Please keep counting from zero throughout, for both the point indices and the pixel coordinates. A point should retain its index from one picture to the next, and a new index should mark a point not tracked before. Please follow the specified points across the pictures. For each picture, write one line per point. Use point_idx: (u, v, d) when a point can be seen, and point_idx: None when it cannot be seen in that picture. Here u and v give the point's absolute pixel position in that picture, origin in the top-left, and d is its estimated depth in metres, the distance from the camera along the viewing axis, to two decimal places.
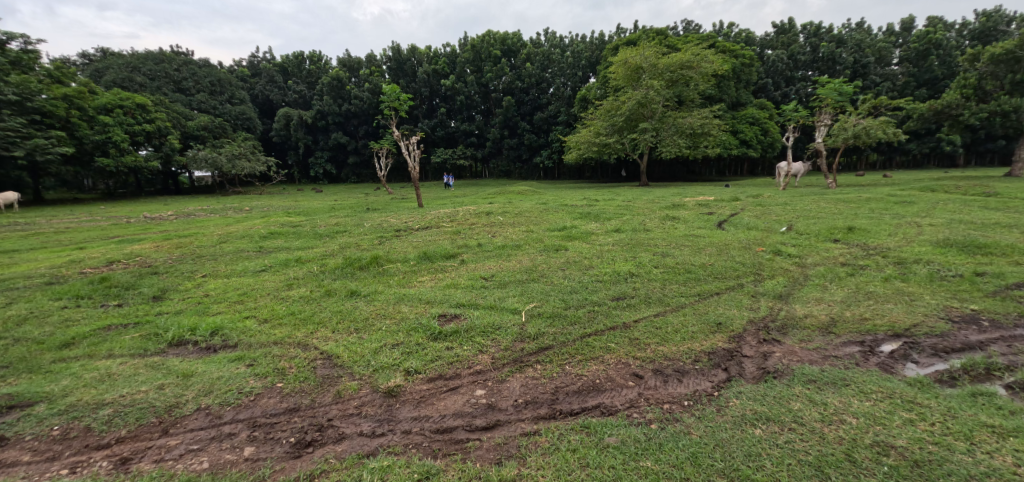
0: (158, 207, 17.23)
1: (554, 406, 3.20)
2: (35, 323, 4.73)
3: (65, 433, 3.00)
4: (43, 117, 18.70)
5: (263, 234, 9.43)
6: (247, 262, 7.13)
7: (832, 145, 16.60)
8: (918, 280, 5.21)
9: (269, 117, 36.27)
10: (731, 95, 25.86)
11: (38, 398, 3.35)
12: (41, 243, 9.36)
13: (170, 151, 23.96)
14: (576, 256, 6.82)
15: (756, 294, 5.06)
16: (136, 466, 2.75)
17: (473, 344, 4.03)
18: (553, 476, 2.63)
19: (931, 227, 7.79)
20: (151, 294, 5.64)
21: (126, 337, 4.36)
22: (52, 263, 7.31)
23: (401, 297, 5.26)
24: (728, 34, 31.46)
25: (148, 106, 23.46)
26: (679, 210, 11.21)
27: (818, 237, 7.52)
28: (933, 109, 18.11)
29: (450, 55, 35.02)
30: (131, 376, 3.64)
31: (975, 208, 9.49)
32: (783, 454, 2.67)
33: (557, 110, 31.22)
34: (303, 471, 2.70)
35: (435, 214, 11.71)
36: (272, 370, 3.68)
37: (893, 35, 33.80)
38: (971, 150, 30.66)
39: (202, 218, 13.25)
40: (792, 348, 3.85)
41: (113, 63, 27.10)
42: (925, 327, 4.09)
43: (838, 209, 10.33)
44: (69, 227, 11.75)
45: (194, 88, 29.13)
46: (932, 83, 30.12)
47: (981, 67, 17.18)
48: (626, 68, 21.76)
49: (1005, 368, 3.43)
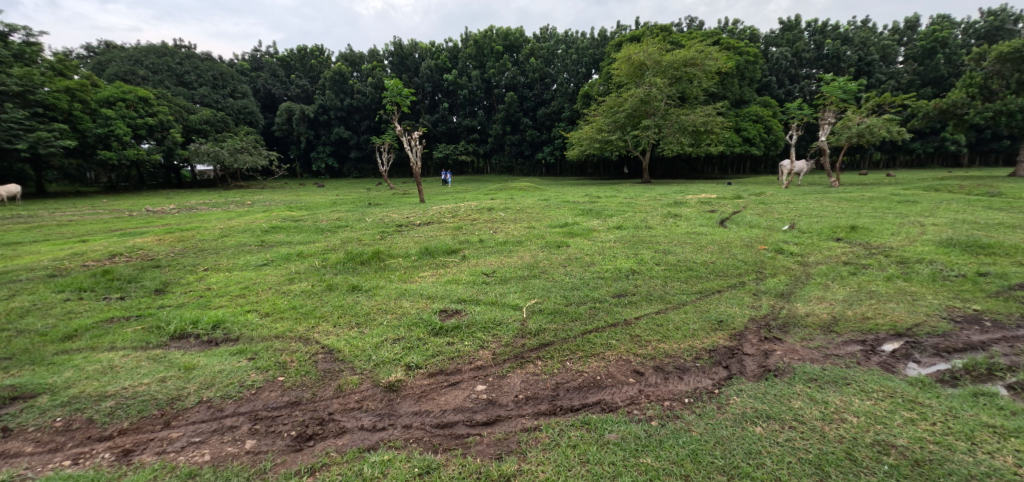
0: (159, 201, 17.26)
1: (554, 402, 3.21)
2: (37, 315, 4.74)
3: (67, 425, 3.01)
4: (46, 110, 18.69)
5: (263, 228, 9.39)
6: (249, 256, 7.15)
7: (835, 143, 16.52)
8: (921, 280, 5.19)
9: (271, 111, 36.20)
10: (734, 92, 25.77)
11: (40, 390, 3.36)
12: (44, 235, 9.40)
13: (172, 144, 23.98)
14: (577, 253, 6.81)
15: (758, 292, 5.05)
16: (137, 458, 2.76)
17: (474, 340, 4.03)
18: (554, 471, 2.64)
19: (934, 227, 7.76)
20: (153, 287, 5.66)
21: (127, 330, 4.36)
22: (55, 255, 7.34)
23: (402, 292, 5.24)
24: (733, 31, 31.35)
25: (151, 99, 23.53)
26: (681, 207, 11.18)
27: (821, 236, 7.48)
28: (939, 108, 18.03)
29: (453, 51, 34.92)
30: (133, 368, 3.65)
31: (982, 209, 9.42)
32: (782, 452, 2.67)
33: (560, 106, 31.16)
34: (305, 465, 2.71)
35: (437, 209, 11.67)
36: (274, 364, 3.69)
37: (899, 33, 33.67)
38: (975, 150, 30.54)
39: (204, 212, 13.26)
40: (793, 347, 3.84)
41: (115, 56, 27.14)
42: (927, 327, 4.07)
43: (841, 207, 10.27)
44: (72, 219, 11.81)
45: (196, 82, 29.09)
46: (938, 82, 29.94)
47: (988, 66, 17.05)
48: (630, 64, 21.68)
49: (1007, 369, 3.43)
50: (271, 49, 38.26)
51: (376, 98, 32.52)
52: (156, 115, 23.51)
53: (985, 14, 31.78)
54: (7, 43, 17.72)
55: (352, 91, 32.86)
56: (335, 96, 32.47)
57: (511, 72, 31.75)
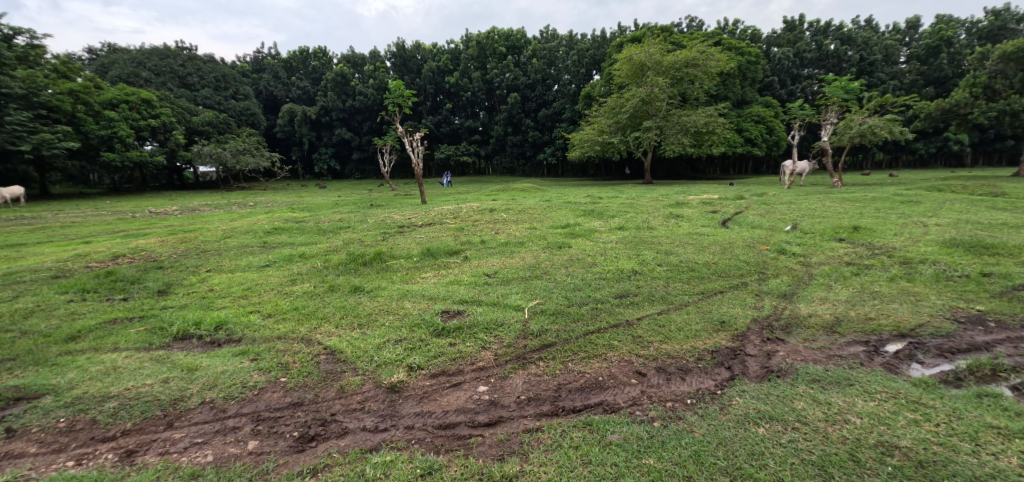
0: (161, 203, 17.32)
1: (556, 403, 3.21)
2: (42, 316, 4.77)
3: (70, 425, 3.02)
4: (49, 112, 18.71)
5: (266, 229, 9.44)
6: (251, 257, 7.21)
7: (838, 143, 16.45)
8: (924, 281, 5.17)
9: (273, 112, 36.34)
10: (736, 92, 25.79)
11: (44, 391, 3.38)
12: (47, 236, 9.47)
13: (174, 146, 24.03)
14: (579, 253, 6.80)
15: (761, 293, 5.04)
16: (141, 458, 2.77)
17: (476, 340, 4.04)
18: (557, 472, 2.63)
19: (937, 227, 7.73)
20: (156, 288, 5.68)
21: (131, 332, 4.37)
22: (59, 256, 7.42)
23: (404, 293, 5.26)
24: (734, 32, 31.39)
25: (153, 101, 23.63)
26: (682, 208, 11.21)
27: (823, 237, 7.47)
28: (942, 109, 17.96)
29: (454, 52, 35.05)
30: (136, 369, 3.67)
31: (986, 209, 9.37)
32: (785, 453, 2.66)
33: (561, 107, 31.27)
34: (307, 466, 2.71)
35: (438, 210, 11.70)
36: (276, 365, 3.70)
37: (901, 33, 33.64)
38: (978, 150, 30.43)
39: (206, 212, 13.47)
40: (795, 347, 3.83)
41: (118, 58, 27.28)
42: (931, 327, 4.06)
43: (844, 208, 10.24)
44: (75, 221, 11.88)
45: (198, 83, 29.25)
46: (941, 82, 29.84)
47: (991, 66, 16.81)
48: (631, 65, 21.65)
49: (1011, 369, 3.42)
50: (274, 51, 38.50)
51: (378, 99, 32.60)
52: (159, 116, 23.61)
53: (988, 13, 31.65)
54: (10, 46, 17.93)
55: (354, 92, 32.93)
56: (336, 98, 32.53)
57: (513, 73, 31.84)
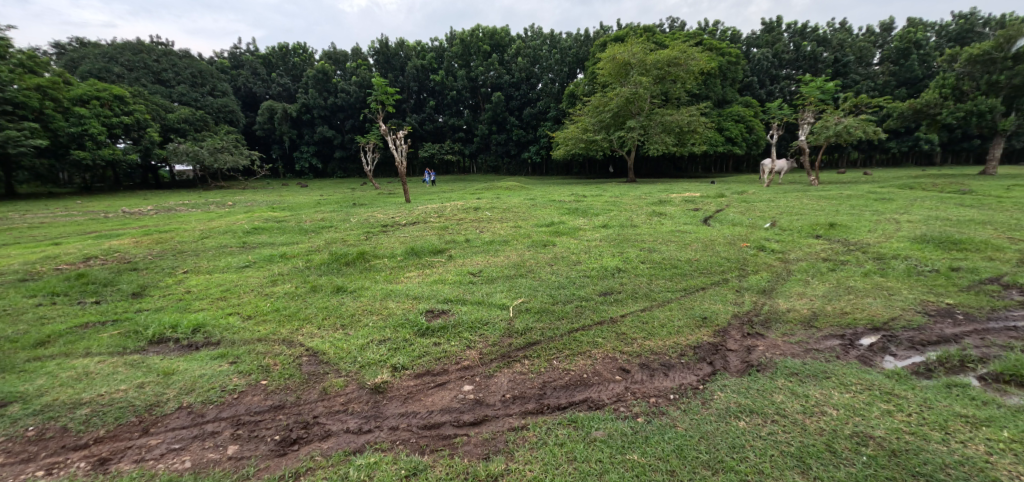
0: (136, 203, 16.80)
1: (541, 400, 3.22)
2: (9, 321, 4.59)
3: (40, 434, 2.92)
4: (15, 107, 18.06)
5: (246, 229, 9.28)
6: (230, 257, 7.06)
7: (815, 143, 16.78)
8: (897, 276, 5.33)
9: (252, 110, 35.59)
10: (717, 92, 26.22)
11: (11, 398, 3.25)
12: (14, 238, 9.11)
13: (149, 144, 23.30)
14: (564, 252, 6.82)
15: (740, 289, 5.13)
16: (114, 466, 2.69)
17: (461, 340, 4.02)
18: (542, 469, 2.64)
19: (908, 223, 7.99)
20: (130, 291, 5.50)
21: (104, 335, 4.25)
22: (26, 258, 7.13)
23: (388, 293, 5.20)
24: (714, 33, 31.89)
25: (127, 97, 22.86)
26: (665, 206, 11.37)
27: (801, 234, 7.64)
28: (914, 109, 18.50)
29: (438, 50, 34.83)
30: (109, 374, 3.56)
31: (954, 206, 9.72)
32: (765, 446, 2.72)
33: (545, 106, 31.35)
34: (289, 469, 2.67)
35: (423, 209, 11.57)
36: (256, 367, 3.63)
37: (875, 35, 34.57)
38: (947, 149, 31.52)
39: (183, 212, 13.11)
40: (775, 341, 3.92)
41: (89, 53, 26.39)
42: (904, 320, 4.20)
43: (820, 205, 10.52)
44: (43, 222, 11.44)
45: (174, 79, 28.51)
46: (912, 83, 30.76)
47: (958, 68, 17.52)
48: (615, 63, 21.75)
49: (979, 360, 3.54)
50: (252, 47, 37.72)
51: (361, 97, 32.23)
52: (132, 113, 22.84)
53: (956, 17, 32.75)
54: None
55: (336, 89, 32.50)
56: (317, 96, 32.05)
57: (497, 71, 31.78)
